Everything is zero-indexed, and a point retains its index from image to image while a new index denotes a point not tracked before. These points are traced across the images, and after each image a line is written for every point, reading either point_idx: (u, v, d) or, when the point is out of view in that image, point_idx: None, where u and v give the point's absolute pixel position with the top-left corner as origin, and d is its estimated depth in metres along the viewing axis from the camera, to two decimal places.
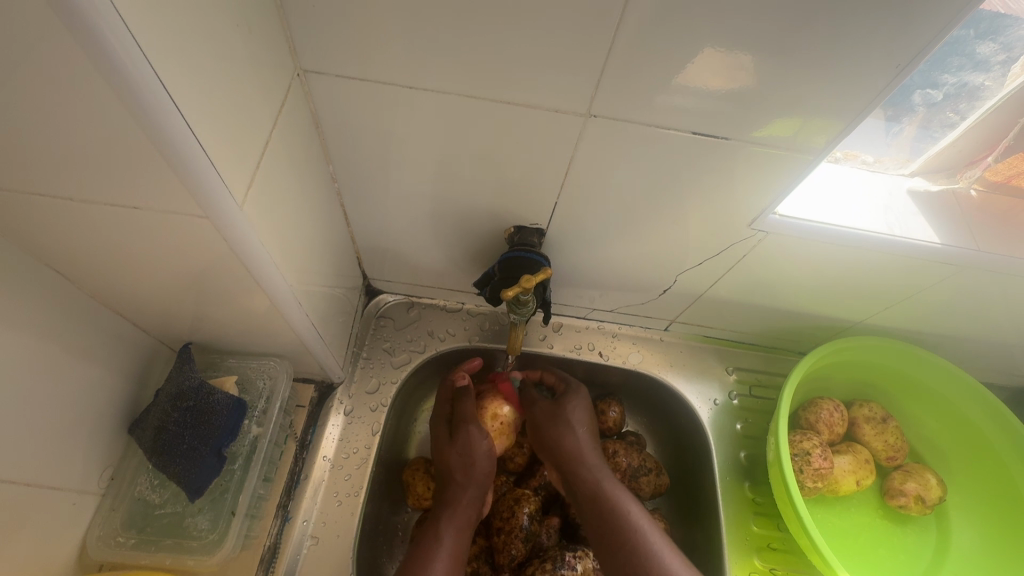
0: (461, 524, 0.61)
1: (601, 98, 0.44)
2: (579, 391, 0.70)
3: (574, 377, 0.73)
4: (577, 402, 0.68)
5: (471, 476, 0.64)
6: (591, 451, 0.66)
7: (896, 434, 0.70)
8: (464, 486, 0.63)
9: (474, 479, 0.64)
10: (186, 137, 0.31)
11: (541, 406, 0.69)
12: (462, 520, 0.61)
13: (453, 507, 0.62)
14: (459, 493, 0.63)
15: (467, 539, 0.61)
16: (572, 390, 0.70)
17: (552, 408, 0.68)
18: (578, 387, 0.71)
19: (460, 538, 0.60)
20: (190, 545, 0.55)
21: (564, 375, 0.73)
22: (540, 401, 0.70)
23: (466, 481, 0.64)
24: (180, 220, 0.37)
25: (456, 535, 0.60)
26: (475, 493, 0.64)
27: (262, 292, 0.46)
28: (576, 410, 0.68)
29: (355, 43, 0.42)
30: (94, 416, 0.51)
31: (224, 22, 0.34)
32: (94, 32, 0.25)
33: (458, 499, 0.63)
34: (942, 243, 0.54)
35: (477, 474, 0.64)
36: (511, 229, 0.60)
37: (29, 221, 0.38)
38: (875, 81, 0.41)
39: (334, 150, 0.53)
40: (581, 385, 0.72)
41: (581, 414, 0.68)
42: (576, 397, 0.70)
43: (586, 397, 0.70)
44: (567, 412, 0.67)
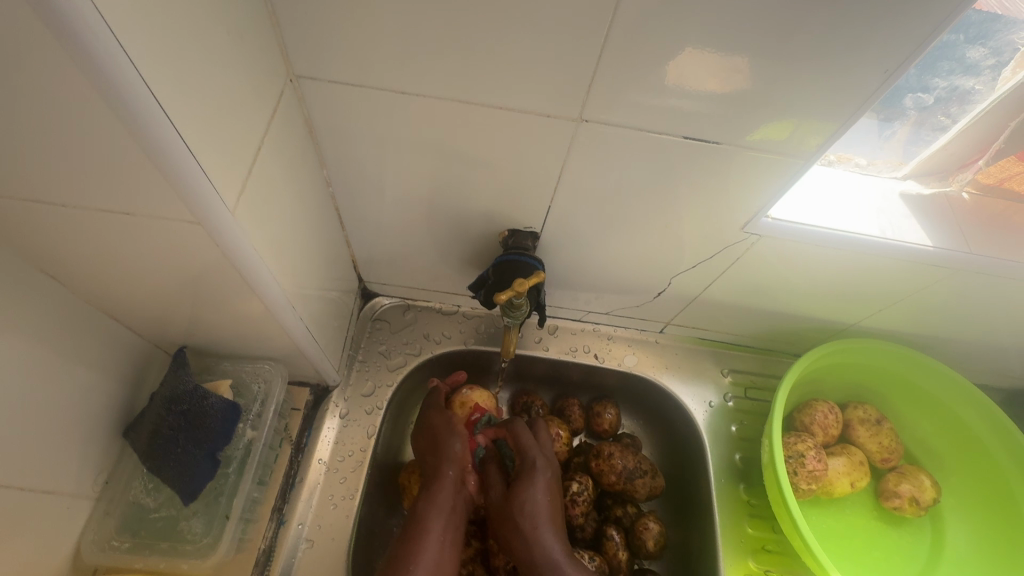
0: (442, 508, 0.59)
1: (593, 102, 0.45)
2: (535, 467, 0.62)
3: (532, 444, 0.64)
4: (532, 487, 0.60)
5: (445, 459, 0.63)
6: (550, 544, 0.58)
7: (890, 436, 0.70)
8: (441, 472, 0.62)
9: (449, 459, 0.62)
10: (176, 143, 0.31)
11: (495, 495, 0.63)
12: (443, 502, 0.59)
13: (431, 491, 0.60)
14: (436, 482, 0.61)
15: (455, 521, 0.60)
16: (527, 468, 0.62)
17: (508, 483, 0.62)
18: (533, 463, 0.62)
19: (445, 520, 0.59)
20: (185, 548, 0.55)
21: (529, 440, 0.64)
22: (495, 487, 0.64)
23: (442, 463, 0.62)
24: (173, 226, 0.37)
25: (440, 524, 0.58)
26: (453, 474, 0.62)
27: (256, 296, 0.47)
28: (531, 497, 0.60)
29: (348, 48, 0.42)
30: (89, 420, 0.51)
31: (215, 28, 0.34)
32: (82, 41, 0.25)
33: (438, 483, 0.61)
34: (934, 246, 0.54)
35: (451, 455, 0.63)
36: (506, 232, 0.60)
37: (22, 226, 0.38)
38: (864, 86, 0.42)
39: (328, 154, 0.53)
40: (539, 455, 0.63)
41: (536, 495, 0.60)
42: (533, 474, 0.62)
43: (545, 475, 0.62)
44: (520, 502, 0.60)
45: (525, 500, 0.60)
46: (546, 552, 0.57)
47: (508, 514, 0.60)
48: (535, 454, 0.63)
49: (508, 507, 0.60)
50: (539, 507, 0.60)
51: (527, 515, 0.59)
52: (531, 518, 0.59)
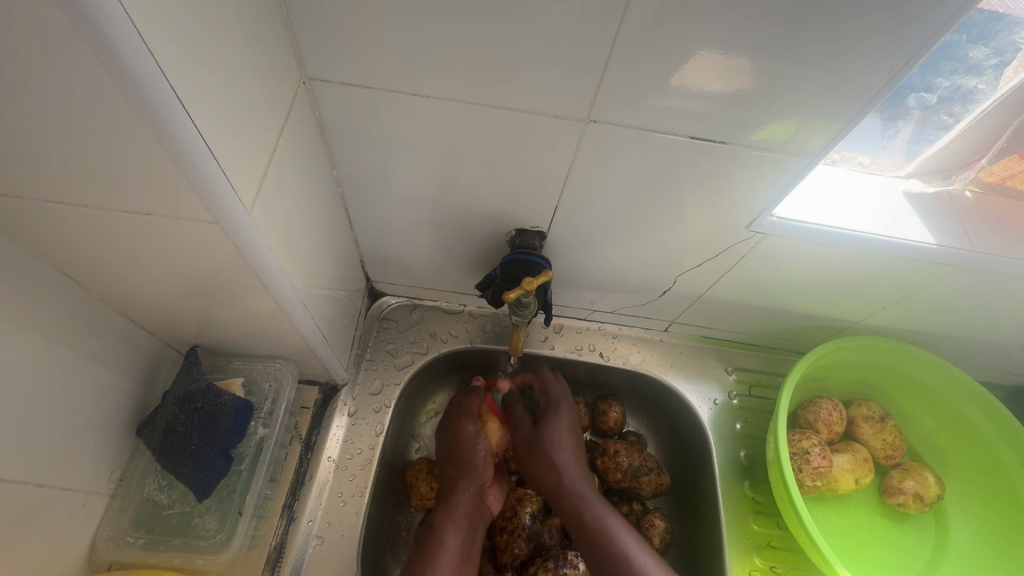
0: (458, 521, 0.63)
1: (601, 103, 0.45)
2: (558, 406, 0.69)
3: (556, 386, 0.71)
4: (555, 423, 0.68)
5: (466, 469, 0.66)
6: (575, 473, 0.65)
7: (895, 433, 0.71)
8: (457, 481, 0.66)
9: (469, 472, 0.66)
10: (196, 144, 0.32)
11: (523, 430, 0.70)
12: (460, 515, 0.63)
13: (449, 504, 0.64)
14: (454, 493, 0.65)
15: (472, 535, 0.63)
16: (552, 406, 0.69)
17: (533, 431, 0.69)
18: (558, 403, 0.69)
19: (463, 536, 0.62)
20: (198, 544, 0.56)
21: (553, 384, 0.71)
22: (523, 425, 0.70)
23: (462, 476, 0.66)
24: (190, 225, 0.38)
25: (456, 536, 0.62)
26: (471, 485, 0.66)
27: (269, 295, 0.47)
28: (558, 432, 0.68)
29: (359, 51, 0.43)
30: (103, 417, 0.52)
31: (232, 32, 0.34)
32: (110, 43, 0.26)
33: (457, 497, 0.64)
34: (938, 244, 0.55)
35: (469, 465, 0.67)
36: (512, 232, 0.60)
37: (42, 226, 0.39)
38: (868, 85, 0.42)
39: (338, 155, 0.54)
40: (562, 396, 0.70)
41: (560, 431, 0.68)
42: (559, 411, 0.69)
43: (568, 414, 0.69)
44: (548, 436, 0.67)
45: (553, 434, 0.67)
46: (571, 480, 0.65)
47: (536, 445, 0.67)
48: (562, 394, 0.70)
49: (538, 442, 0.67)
50: (564, 442, 0.67)
51: (556, 446, 0.67)
52: (558, 450, 0.66)
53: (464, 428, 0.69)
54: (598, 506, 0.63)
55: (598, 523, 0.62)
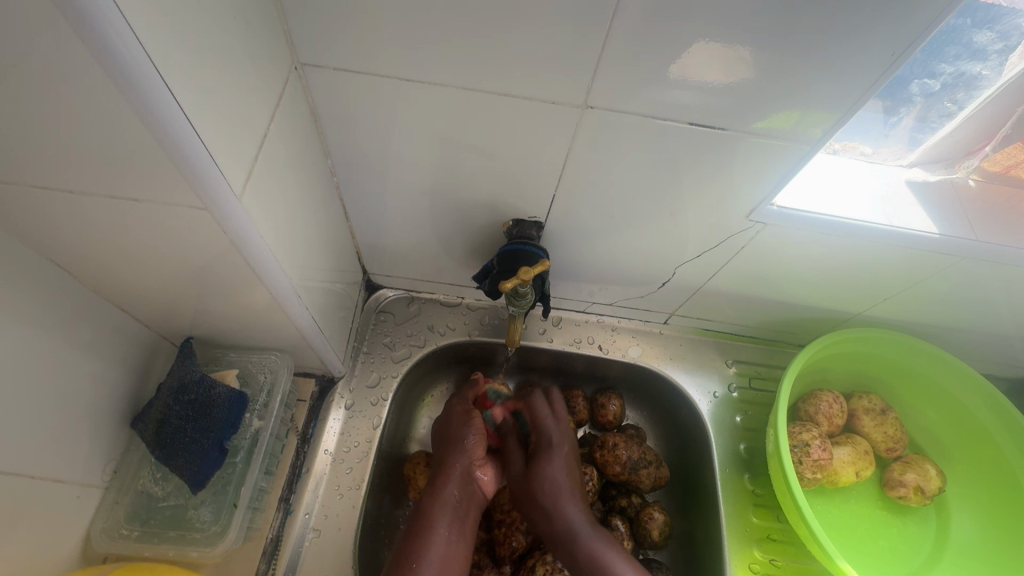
0: (447, 501, 0.60)
1: (598, 89, 0.44)
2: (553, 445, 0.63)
3: (551, 423, 0.65)
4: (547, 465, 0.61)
5: (456, 448, 0.63)
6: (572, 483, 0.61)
7: (896, 426, 0.70)
8: (448, 460, 0.63)
9: (458, 452, 0.63)
10: (185, 128, 0.32)
11: (514, 471, 0.64)
12: (449, 495, 0.60)
13: (438, 484, 0.61)
14: (443, 473, 0.62)
15: (461, 518, 0.60)
16: (544, 446, 0.63)
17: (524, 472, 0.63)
18: (550, 444, 0.63)
19: (451, 518, 0.59)
20: (192, 537, 0.55)
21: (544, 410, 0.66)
22: (516, 467, 0.64)
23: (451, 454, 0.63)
24: (180, 213, 0.37)
25: (445, 519, 0.59)
26: (462, 465, 0.62)
27: (263, 285, 0.47)
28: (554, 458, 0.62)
29: (351, 36, 0.42)
30: (96, 409, 0.52)
31: (220, 13, 0.34)
32: (93, 23, 0.25)
33: (445, 476, 0.62)
34: (941, 234, 0.54)
35: (460, 445, 0.63)
36: (510, 222, 0.60)
37: (29, 214, 0.38)
38: (870, 70, 0.41)
39: (332, 144, 0.53)
40: (554, 429, 0.64)
41: (558, 470, 0.61)
42: (550, 451, 0.63)
43: (562, 449, 0.63)
44: (541, 480, 0.61)
45: (543, 477, 0.61)
46: (568, 526, 0.59)
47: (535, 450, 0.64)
48: (553, 430, 0.64)
49: (529, 487, 0.61)
50: (559, 481, 0.61)
51: (549, 488, 0.61)
52: (555, 496, 0.60)
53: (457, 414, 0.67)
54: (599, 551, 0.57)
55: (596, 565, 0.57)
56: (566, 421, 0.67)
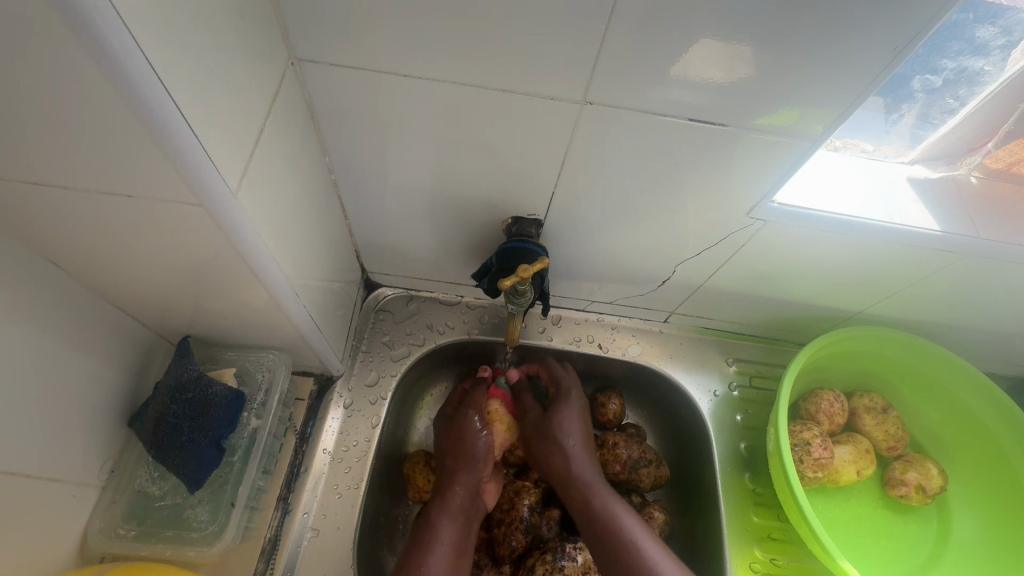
0: (456, 513, 0.61)
1: (598, 85, 0.44)
2: (571, 396, 0.68)
3: (567, 375, 0.70)
4: (567, 409, 0.66)
5: (464, 460, 0.64)
6: (582, 459, 0.64)
7: (897, 424, 0.70)
8: (455, 472, 0.64)
9: (469, 465, 0.64)
10: (180, 124, 0.31)
11: (531, 415, 0.69)
12: (456, 508, 0.61)
13: (445, 497, 0.62)
14: (449, 482, 0.63)
15: (466, 529, 0.61)
16: (562, 395, 0.68)
17: (541, 419, 0.67)
18: (568, 391, 0.68)
19: (458, 527, 0.61)
20: (190, 536, 0.55)
21: (561, 372, 0.70)
22: (531, 410, 0.69)
23: (460, 468, 0.64)
24: (176, 210, 0.37)
25: (451, 529, 0.60)
26: (470, 478, 0.64)
27: (260, 284, 0.46)
28: (568, 418, 0.66)
29: (348, 31, 0.42)
30: (93, 408, 0.51)
31: (215, 7, 0.33)
32: (84, 16, 0.25)
33: (452, 486, 0.63)
34: (943, 232, 0.54)
35: (470, 457, 0.64)
36: (509, 220, 0.59)
37: (22, 211, 0.38)
38: (872, 65, 0.41)
39: (330, 140, 0.52)
40: (573, 384, 0.69)
41: (572, 416, 0.67)
42: (567, 400, 0.67)
43: (576, 404, 0.68)
44: (557, 421, 0.66)
45: (563, 418, 0.66)
46: (579, 465, 0.64)
47: (546, 428, 0.66)
48: (572, 384, 0.69)
49: (546, 429, 0.66)
50: (574, 428, 0.66)
51: (565, 432, 0.65)
52: (566, 438, 0.65)
53: (467, 421, 0.67)
54: (605, 495, 0.61)
55: (602, 515, 0.60)
56: (580, 380, 0.71)
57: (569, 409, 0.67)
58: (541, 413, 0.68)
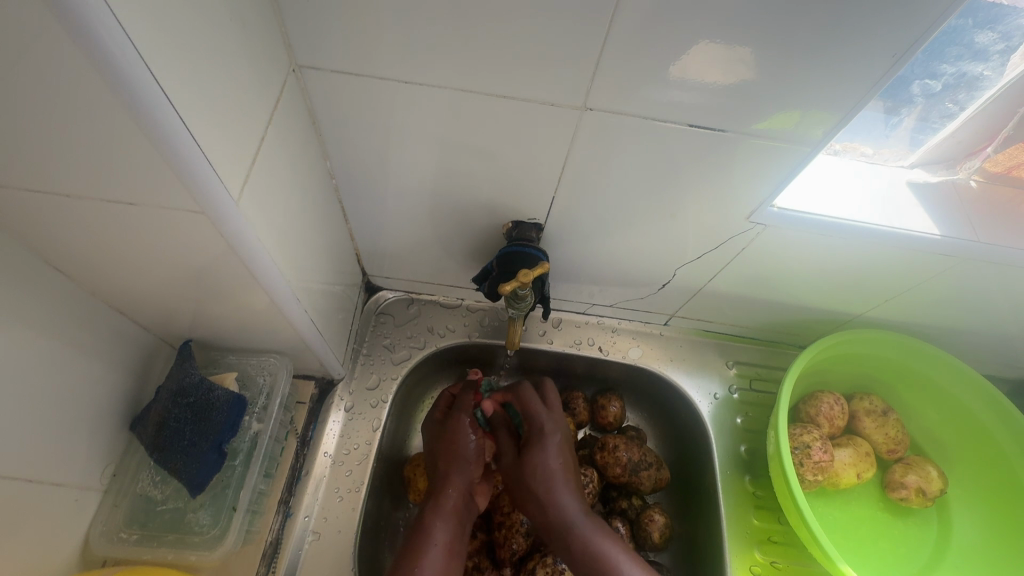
0: (449, 515, 0.60)
1: (597, 91, 0.44)
2: (546, 434, 0.61)
3: (551, 395, 0.65)
4: (542, 454, 0.59)
5: (455, 462, 0.63)
6: (566, 502, 0.58)
7: (897, 427, 0.70)
8: (448, 475, 0.62)
9: (461, 466, 0.63)
10: (182, 132, 0.32)
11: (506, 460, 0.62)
12: (450, 510, 0.60)
13: (438, 500, 0.60)
14: (441, 482, 0.62)
15: (460, 530, 0.60)
16: (535, 435, 0.61)
17: (516, 463, 0.61)
18: (542, 430, 0.61)
19: (452, 528, 0.59)
20: (193, 540, 0.55)
21: (535, 403, 0.63)
22: (506, 452, 0.63)
23: (452, 470, 0.62)
24: (178, 216, 0.37)
25: (444, 531, 0.59)
26: (462, 479, 0.62)
27: (262, 289, 0.47)
28: (544, 462, 0.59)
29: (349, 37, 0.42)
30: (95, 412, 0.51)
31: (217, 16, 0.33)
32: (87, 27, 0.25)
33: (444, 486, 0.61)
34: (943, 235, 0.54)
35: (462, 459, 0.63)
36: (509, 224, 0.60)
37: (26, 218, 0.38)
38: (870, 71, 0.41)
39: (331, 145, 0.53)
40: (548, 421, 0.61)
41: (550, 461, 0.59)
42: (541, 438, 0.60)
43: (554, 438, 0.61)
44: (531, 466, 0.59)
45: (537, 465, 0.59)
46: (562, 513, 0.58)
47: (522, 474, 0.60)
48: (546, 420, 0.61)
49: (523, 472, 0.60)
50: (553, 470, 0.59)
51: (541, 480, 0.59)
52: (546, 480, 0.59)
53: (457, 424, 0.65)
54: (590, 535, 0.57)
55: (590, 552, 0.57)
56: (558, 407, 0.64)
57: (543, 450, 0.60)
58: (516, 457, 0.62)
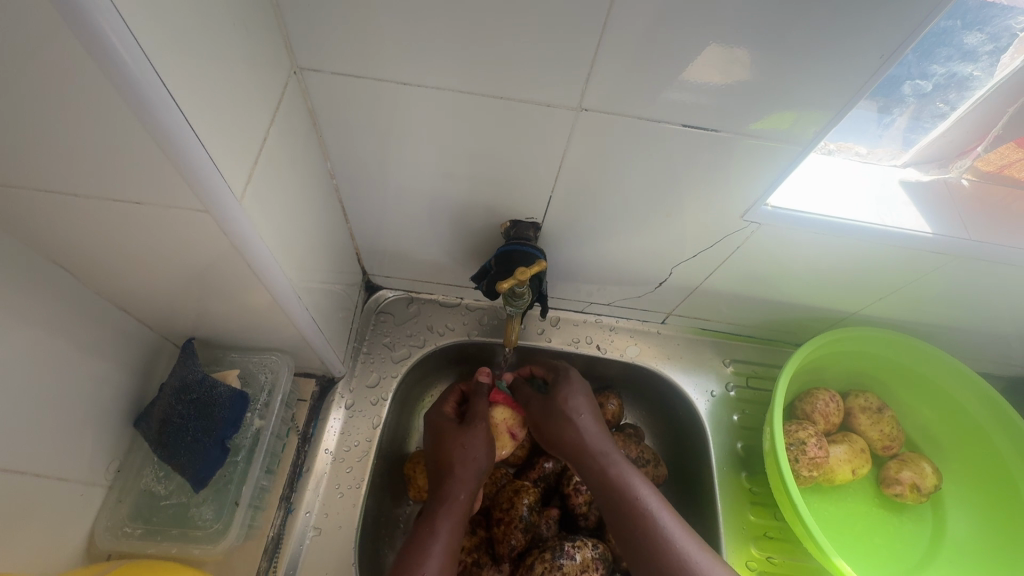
0: (456, 519, 0.60)
1: (593, 92, 0.45)
2: (572, 379, 0.68)
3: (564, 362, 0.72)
4: (571, 388, 0.67)
5: (470, 471, 0.63)
6: (597, 435, 0.64)
7: (892, 424, 0.71)
8: (461, 480, 0.62)
9: (474, 472, 0.63)
10: (187, 133, 0.32)
11: (535, 405, 0.68)
12: (457, 515, 0.60)
13: (446, 502, 0.60)
14: (452, 487, 0.61)
15: (462, 533, 0.60)
16: (562, 379, 0.68)
17: (546, 404, 0.67)
18: (568, 374, 0.69)
19: (456, 532, 0.59)
20: (195, 534, 0.56)
21: (556, 365, 0.71)
22: (534, 398, 0.69)
23: (464, 472, 0.62)
24: (180, 215, 0.38)
25: (450, 532, 0.58)
26: (471, 485, 0.62)
27: (264, 287, 0.47)
28: (572, 398, 0.66)
29: (349, 41, 0.43)
30: (100, 410, 0.52)
31: (219, 19, 0.34)
32: (95, 30, 0.26)
33: (455, 487, 0.61)
34: (935, 233, 0.54)
35: (474, 465, 0.63)
36: (507, 223, 0.60)
37: (34, 217, 0.39)
38: (859, 72, 0.42)
39: (331, 146, 0.54)
40: (573, 372, 0.70)
41: (580, 399, 0.66)
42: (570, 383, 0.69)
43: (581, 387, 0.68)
44: (561, 399, 0.66)
45: (566, 399, 0.66)
46: (593, 440, 0.63)
47: (552, 411, 0.66)
48: (570, 370, 0.70)
49: (552, 409, 0.66)
50: (582, 416, 0.65)
51: (573, 410, 0.65)
52: (576, 414, 0.65)
53: (477, 433, 0.65)
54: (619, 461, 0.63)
55: (621, 483, 0.60)
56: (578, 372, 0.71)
57: (571, 387, 0.67)
58: (545, 399, 0.67)
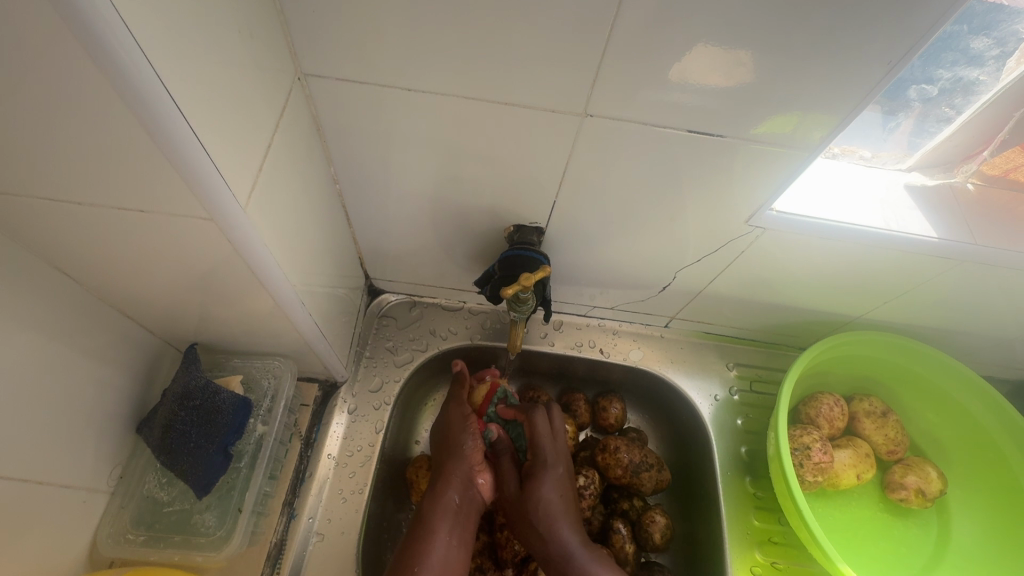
0: (449, 509, 0.60)
1: (598, 97, 0.45)
2: (547, 463, 0.62)
3: (546, 439, 0.64)
4: (542, 487, 0.61)
5: (454, 456, 0.64)
6: (568, 539, 0.59)
7: (897, 429, 0.70)
8: (447, 471, 0.63)
9: (459, 457, 0.64)
10: (190, 141, 0.32)
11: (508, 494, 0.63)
12: (450, 503, 0.60)
13: (437, 492, 0.61)
14: (445, 479, 0.62)
15: (462, 522, 0.60)
16: (538, 464, 0.62)
17: (518, 498, 0.62)
18: (545, 460, 0.62)
19: (451, 522, 0.59)
20: (198, 541, 0.56)
21: (541, 430, 0.64)
22: (510, 485, 0.64)
23: (450, 460, 0.63)
24: (184, 222, 0.38)
25: (447, 525, 0.59)
26: (461, 472, 0.63)
27: (267, 293, 0.47)
28: (545, 494, 0.60)
29: (353, 46, 0.43)
30: (103, 416, 0.52)
31: (224, 26, 0.34)
32: (100, 40, 0.26)
33: (445, 482, 0.62)
34: (941, 238, 0.54)
35: (458, 451, 0.64)
36: (511, 227, 0.60)
37: (37, 225, 0.39)
38: (864, 78, 0.42)
39: (335, 151, 0.53)
40: (551, 450, 0.63)
41: (551, 493, 0.61)
42: (544, 470, 0.62)
43: (556, 470, 0.62)
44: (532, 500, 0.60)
45: (536, 497, 0.60)
46: (563, 549, 0.58)
47: (523, 509, 0.61)
48: (549, 452, 0.63)
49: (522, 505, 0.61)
50: (554, 505, 0.60)
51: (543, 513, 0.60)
52: (549, 526, 0.59)
53: (455, 422, 0.67)
54: (586, 569, 0.57)
55: None
56: (563, 441, 0.65)
57: (544, 480, 0.61)
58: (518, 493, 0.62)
